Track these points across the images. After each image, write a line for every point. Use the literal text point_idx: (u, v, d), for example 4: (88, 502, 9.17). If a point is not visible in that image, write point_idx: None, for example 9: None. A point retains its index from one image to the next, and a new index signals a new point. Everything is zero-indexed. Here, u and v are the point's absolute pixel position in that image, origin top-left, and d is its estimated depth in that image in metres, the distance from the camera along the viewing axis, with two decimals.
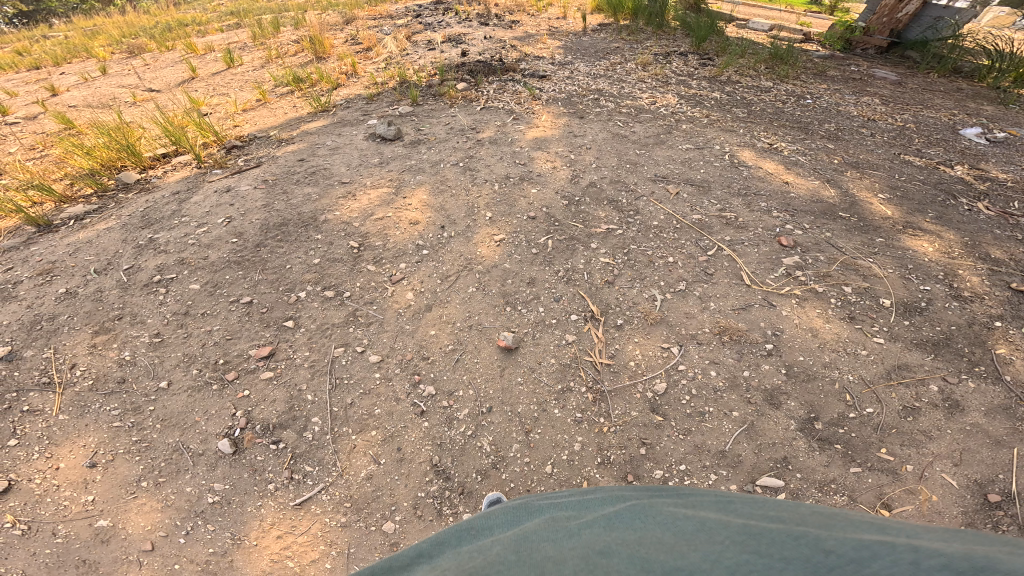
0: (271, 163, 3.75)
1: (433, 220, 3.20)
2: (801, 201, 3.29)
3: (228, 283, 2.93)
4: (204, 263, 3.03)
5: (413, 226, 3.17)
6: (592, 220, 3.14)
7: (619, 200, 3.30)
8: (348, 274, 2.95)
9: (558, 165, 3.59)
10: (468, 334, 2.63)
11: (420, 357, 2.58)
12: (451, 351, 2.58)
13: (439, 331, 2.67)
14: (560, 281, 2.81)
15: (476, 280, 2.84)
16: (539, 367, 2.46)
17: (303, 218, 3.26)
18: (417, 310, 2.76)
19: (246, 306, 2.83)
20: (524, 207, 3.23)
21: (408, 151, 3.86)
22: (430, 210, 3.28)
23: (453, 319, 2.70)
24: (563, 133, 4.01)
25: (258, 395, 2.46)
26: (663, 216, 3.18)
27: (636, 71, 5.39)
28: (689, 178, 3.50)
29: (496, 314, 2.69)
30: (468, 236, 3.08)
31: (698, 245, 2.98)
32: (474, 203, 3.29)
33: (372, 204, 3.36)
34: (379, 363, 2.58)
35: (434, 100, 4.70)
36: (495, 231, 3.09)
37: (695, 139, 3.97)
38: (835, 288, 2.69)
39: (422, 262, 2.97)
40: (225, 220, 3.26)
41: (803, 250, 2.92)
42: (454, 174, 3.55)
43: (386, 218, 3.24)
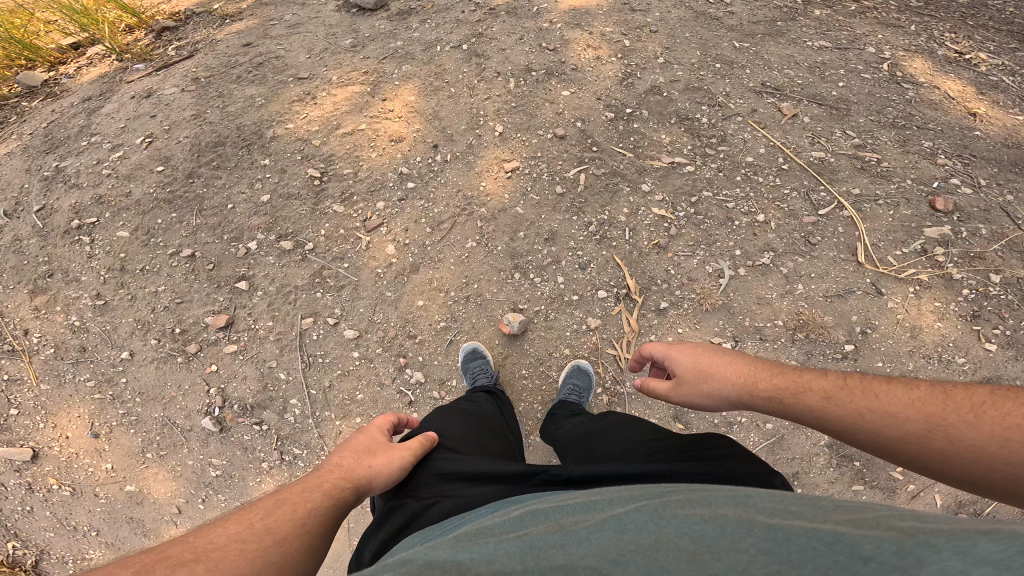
0: (209, 51, 2.84)
1: (423, 134, 2.33)
2: (961, 129, 2.26)
3: (162, 229, 2.24)
4: (126, 201, 2.32)
5: (396, 144, 2.33)
6: (643, 143, 2.23)
7: (696, 118, 2.30)
8: (308, 216, 2.20)
9: (603, 55, 2.53)
10: (465, 309, 1.95)
11: (406, 335, 1.94)
12: (444, 328, 1.93)
13: (430, 301, 1.98)
14: (601, 240, 1.99)
15: (477, 231, 2.05)
16: (551, 359, 1.85)
17: (242, 134, 2.44)
18: (401, 271, 2.05)
19: (188, 260, 2.17)
20: (548, 117, 2.29)
21: (394, 24, 2.82)
22: (419, 117, 2.39)
23: (447, 287, 1.99)
24: (614, 3, 2.85)
25: (228, 370, 1.94)
26: (762, 146, 2.21)
27: None
28: (815, 96, 2.40)
29: (502, 284, 1.96)
30: (469, 162, 2.20)
31: (809, 198, 2.06)
32: (481, 108, 2.35)
33: (340, 111, 2.47)
34: (357, 340, 1.96)
35: None
36: (509, 152, 2.20)
37: (834, 33, 2.70)
38: (980, 275, 1.85)
39: (408, 197, 2.18)
40: (145, 140, 2.48)
41: (959, 215, 1.99)
42: (457, 63, 2.55)
43: (359, 131, 2.39)
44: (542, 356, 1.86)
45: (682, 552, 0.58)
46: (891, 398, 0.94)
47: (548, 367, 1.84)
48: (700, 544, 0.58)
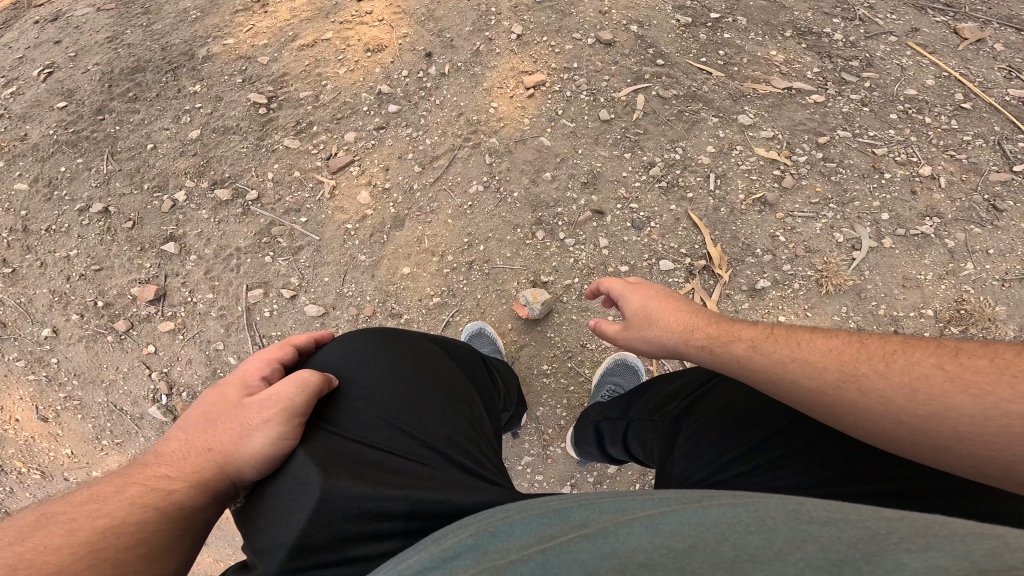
0: None
1: (413, 41, 1.70)
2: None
3: (68, 178, 1.65)
4: (21, 146, 1.72)
5: (374, 55, 1.71)
6: (736, 56, 1.56)
7: (830, 34, 1.59)
8: (254, 154, 1.61)
9: None
10: (464, 279, 1.40)
11: (391, 312, 1.40)
12: (440, 307, 1.39)
13: (420, 270, 1.42)
14: (675, 191, 1.39)
15: (486, 167, 1.47)
16: (583, 351, 1.31)
17: (168, 55, 1.82)
18: (378, 229, 1.47)
19: (102, 217, 1.59)
20: (587, 17, 1.63)
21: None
22: (408, 21, 1.76)
23: (443, 250, 1.42)
24: None
25: (170, 353, 1.42)
26: (930, 76, 1.50)
27: None
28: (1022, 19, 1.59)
29: (514, 247, 1.39)
30: (474, 77, 1.59)
31: (1001, 146, 1.38)
32: (492, 4, 1.69)
33: (299, 18, 1.84)
34: (325, 319, 1.41)
35: None
36: (530, 63, 1.58)
37: None
38: None
39: (389, 126, 1.58)
40: (43, 70, 1.86)
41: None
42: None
43: (323, 44, 1.77)
44: (571, 349, 1.32)
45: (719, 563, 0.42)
46: (819, 346, 0.69)
47: (578, 360, 1.31)
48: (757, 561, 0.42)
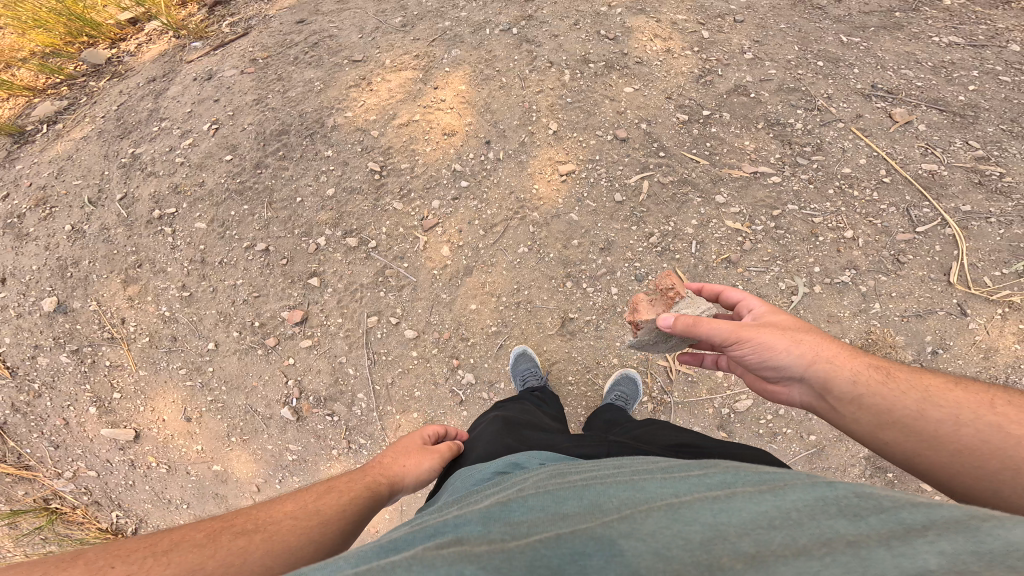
0: (264, 28, 2.97)
1: (475, 129, 2.28)
2: (1003, 64, 2.18)
3: (236, 221, 2.30)
4: (201, 192, 2.39)
5: (448, 139, 2.29)
6: (718, 146, 2.08)
7: (789, 121, 2.12)
8: (370, 212, 2.21)
9: (671, 39, 2.40)
10: (515, 314, 1.93)
11: (459, 336, 1.96)
12: (495, 332, 1.93)
13: (482, 305, 1.97)
14: (665, 254, 1.91)
15: (528, 236, 2.01)
16: (598, 367, 1.85)
17: (305, 121, 2.48)
18: (455, 274, 2.04)
19: (263, 254, 2.22)
20: (608, 116, 2.18)
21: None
22: (471, 110, 2.34)
23: (498, 291, 1.97)
24: None
25: (303, 364, 2.02)
26: (864, 155, 2.02)
27: None
28: (938, 98, 2.12)
29: (551, 292, 1.93)
30: (522, 163, 2.15)
31: (909, 213, 1.88)
32: (533, 102, 2.26)
33: (395, 100, 2.47)
34: (415, 340, 1.98)
35: None
36: (563, 154, 2.13)
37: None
38: None
39: (461, 197, 2.16)
40: (210, 126, 2.56)
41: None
42: (503, 42, 2.50)
43: (415, 123, 2.38)
44: (587, 364, 1.85)
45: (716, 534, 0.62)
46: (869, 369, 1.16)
47: (594, 373, 1.84)
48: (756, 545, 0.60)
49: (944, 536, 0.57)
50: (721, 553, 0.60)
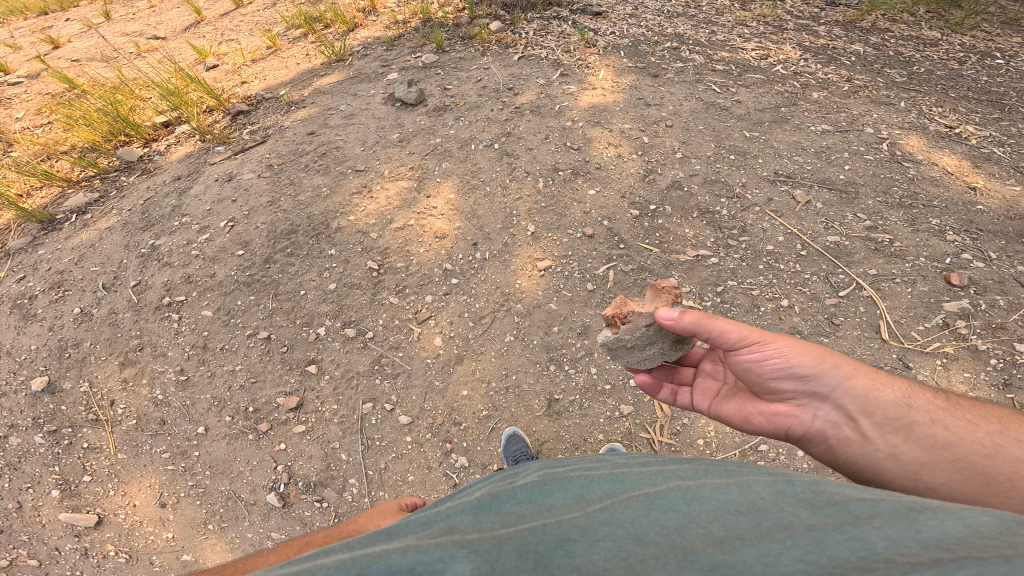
0: (278, 138, 3.40)
1: (462, 233, 2.62)
2: (865, 145, 2.93)
3: (242, 310, 2.47)
4: (212, 282, 2.60)
5: (440, 241, 2.60)
6: (666, 235, 2.50)
7: (716, 210, 2.60)
8: (369, 305, 2.42)
9: (624, 152, 2.91)
10: (505, 398, 2.08)
11: (453, 423, 2.05)
12: (486, 416, 2.05)
13: (473, 391, 2.11)
14: None
15: (514, 326, 2.26)
16: (585, 443, 1.95)
17: (313, 223, 2.77)
18: (448, 361, 2.20)
19: (264, 341, 2.35)
20: (576, 217, 2.59)
21: (431, 121, 3.32)
22: (459, 216, 2.70)
23: (488, 377, 2.14)
24: (631, 99, 3.31)
25: (294, 449, 2.03)
26: (780, 234, 2.47)
27: (731, 4, 4.66)
28: (826, 179, 2.72)
29: (537, 376, 2.11)
30: (507, 260, 2.48)
31: (829, 280, 2.27)
32: (514, 208, 2.67)
33: (392, 207, 2.80)
34: (409, 425, 2.06)
35: (464, 45, 4.11)
36: (540, 252, 2.48)
37: (834, 114, 3.18)
38: (1009, 345, 1.97)
39: (452, 292, 2.41)
40: (228, 224, 2.85)
41: (979, 289, 2.16)
42: (486, 157, 2.97)
43: (409, 228, 2.68)
44: (574, 441, 1.95)
45: (691, 524, 0.80)
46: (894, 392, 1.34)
47: (582, 450, 1.93)
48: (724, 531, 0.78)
49: (881, 526, 0.77)
50: (695, 537, 0.77)
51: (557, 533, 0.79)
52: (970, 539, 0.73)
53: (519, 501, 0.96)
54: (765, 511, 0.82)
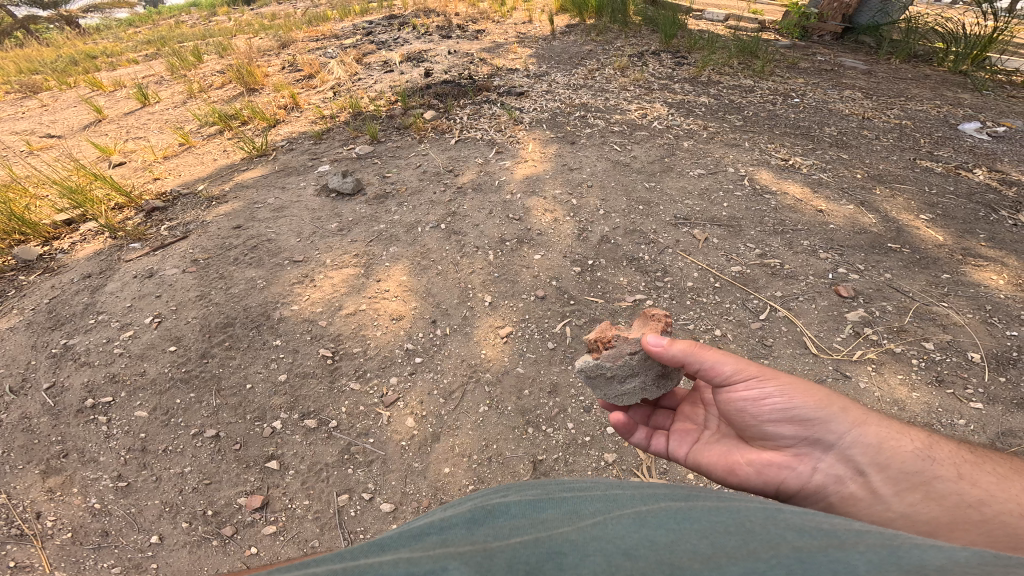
0: (201, 234, 3.40)
1: (420, 312, 2.71)
2: (732, 183, 3.52)
3: (182, 409, 2.37)
4: (143, 381, 2.49)
5: (397, 322, 2.67)
6: (603, 283, 2.73)
7: (640, 257, 2.88)
8: (327, 394, 2.39)
9: (559, 216, 3.17)
10: (489, 470, 2.08)
11: (440, 503, 2.00)
12: (473, 490, 2.02)
13: (455, 468, 2.10)
14: None
15: (486, 396, 2.32)
16: None
17: (251, 314, 2.76)
18: (423, 442, 2.20)
19: (212, 439, 2.25)
20: (528, 282, 2.77)
21: (375, 209, 3.45)
22: (414, 296, 2.79)
23: (468, 451, 2.14)
24: (557, 166, 3.65)
25: (269, 551, 1.89)
26: (695, 271, 2.78)
27: (618, 78, 5.39)
28: (712, 218, 3.17)
29: (517, 440, 2.16)
30: (468, 332, 2.58)
31: (748, 306, 2.55)
32: (468, 282, 2.82)
33: (341, 293, 2.86)
34: (393, 513, 1.99)
35: (402, 134, 4.36)
36: (500, 319, 2.61)
37: (702, 160, 3.80)
38: (915, 346, 2.27)
39: (418, 372, 2.45)
40: (153, 319, 2.78)
41: (865, 299, 2.53)
42: (435, 238, 3.12)
43: (362, 312, 2.74)
44: None
45: (684, 543, 1.02)
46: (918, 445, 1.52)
47: None
48: (714, 548, 0.99)
49: (862, 549, 0.96)
50: (684, 554, 0.99)
51: (550, 549, 1.02)
52: (946, 565, 0.89)
53: (518, 518, 1.21)
54: (756, 534, 1.04)
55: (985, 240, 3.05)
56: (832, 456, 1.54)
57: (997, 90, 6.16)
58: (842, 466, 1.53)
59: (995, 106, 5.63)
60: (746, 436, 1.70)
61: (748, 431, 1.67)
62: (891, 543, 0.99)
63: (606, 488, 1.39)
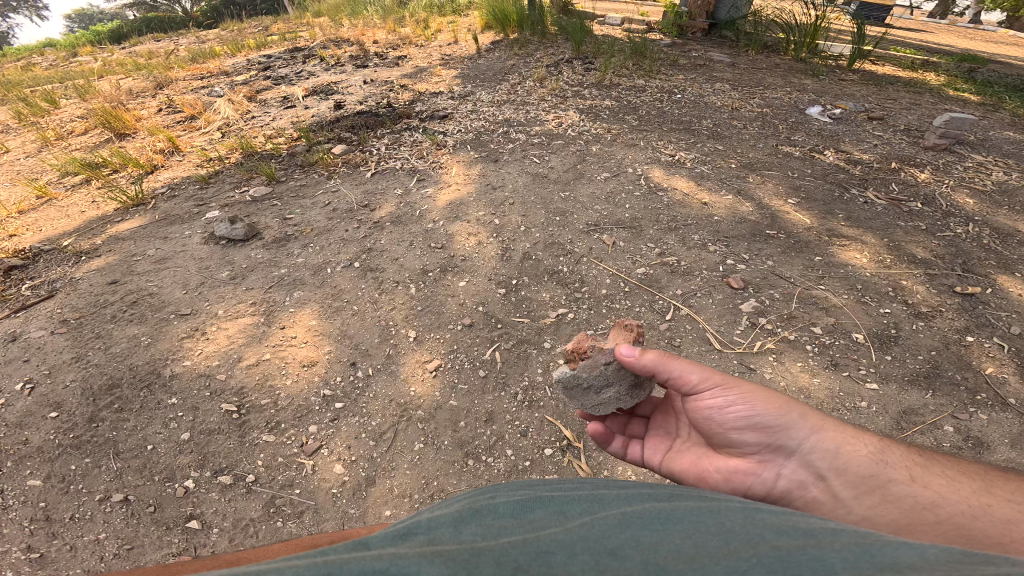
0: (71, 292, 3.09)
1: (336, 354, 2.58)
2: (632, 183, 3.64)
3: (81, 475, 2.10)
4: (30, 450, 2.20)
5: (309, 368, 2.53)
6: (524, 300, 2.75)
7: (560, 269, 2.91)
8: (238, 448, 2.21)
9: (483, 238, 3.16)
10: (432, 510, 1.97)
11: None
12: None
13: (396, 509, 1.99)
14: (542, 408, 2.29)
15: (421, 433, 2.22)
16: None
17: (137, 373, 2.52)
18: (357, 486, 2.07)
19: (124, 503, 2.01)
20: (453, 310, 2.73)
21: (274, 252, 3.29)
22: (327, 339, 2.66)
23: (409, 490, 2.03)
24: (480, 187, 3.65)
25: None
26: (608, 278, 2.83)
27: (537, 89, 5.53)
28: (618, 221, 3.26)
29: (458, 474, 2.07)
30: (394, 370, 2.48)
31: (655, 307, 2.62)
32: (389, 319, 2.72)
33: (236, 344, 2.68)
34: None
35: (305, 172, 4.22)
36: (426, 353, 2.53)
37: (608, 163, 3.90)
38: (805, 331, 2.38)
39: (342, 417, 2.32)
40: (26, 385, 2.48)
41: (754, 288, 2.67)
42: (348, 277, 3.00)
43: (265, 362, 2.57)
44: None
45: (666, 542, 1.05)
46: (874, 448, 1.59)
47: None
48: (696, 548, 1.03)
49: (836, 547, 1.02)
50: (668, 554, 1.01)
51: (537, 548, 1.02)
52: (918, 562, 0.95)
53: (502, 518, 1.20)
54: (738, 532, 1.08)
55: (843, 220, 3.39)
56: (794, 462, 1.61)
57: (831, 75, 7.57)
58: (804, 471, 1.60)
59: (829, 90, 6.88)
60: (713, 443, 1.77)
61: (714, 438, 1.74)
62: (866, 541, 1.04)
63: (591, 492, 1.41)
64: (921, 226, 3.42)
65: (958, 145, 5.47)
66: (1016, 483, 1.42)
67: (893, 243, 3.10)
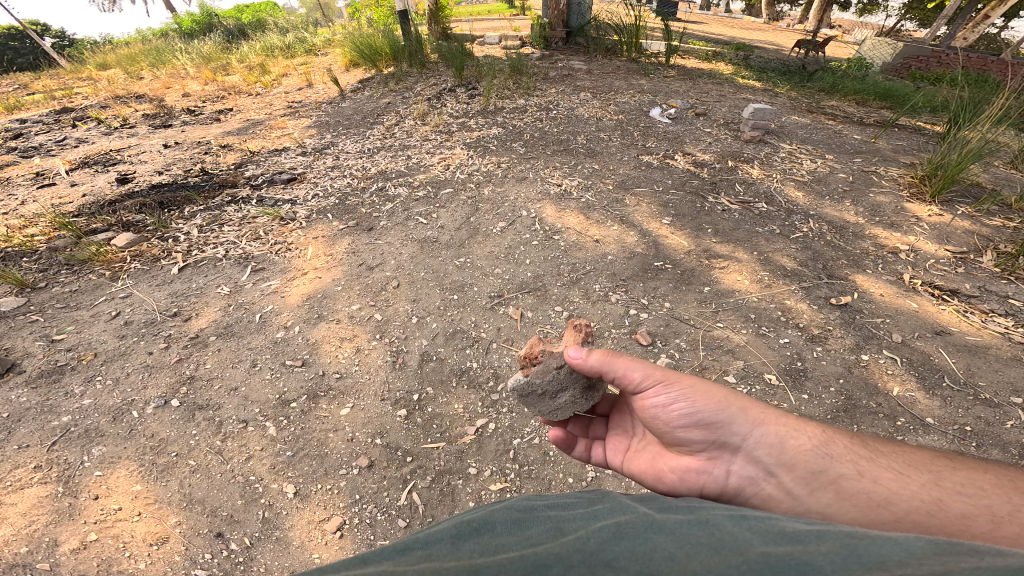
0: None
1: (195, 524, 2.00)
2: (528, 231, 3.56)
3: None
4: None
5: (158, 548, 1.92)
6: (436, 417, 2.43)
7: (469, 365, 2.67)
8: None
9: (366, 342, 2.80)
10: None
11: None
12: None
13: None
14: None
15: None
16: None
17: None
18: None
19: None
20: (341, 450, 2.28)
21: (43, 394, 2.55)
22: (170, 508, 2.05)
23: None
24: (355, 267, 3.34)
25: None
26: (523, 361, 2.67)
27: (418, 127, 5.45)
28: (522, 284, 3.13)
29: None
30: (278, 539, 1.98)
31: None
32: (249, 472, 2.19)
33: (34, 527, 1.97)
34: None
35: (72, 271, 3.51)
36: (320, 509, 2.07)
37: (501, 208, 3.82)
38: (723, 383, 2.49)
39: None
40: None
41: (661, 341, 2.72)
42: (166, 420, 2.41)
43: (94, 543, 1.92)
44: None
45: (658, 553, 0.92)
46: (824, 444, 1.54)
47: None
48: (690, 558, 0.90)
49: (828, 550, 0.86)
50: (660, 565, 0.89)
51: (535, 563, 0.92)
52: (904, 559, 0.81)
53: (501, 534, 1.10)
54: (730, 538, 0.94)
55: (713, 236, 3.65)
56: (741, 458, 1.56)
57: (658, 71, 8.37)
58: (753, 467, 1.55)
59: (663, 87, 7.55)
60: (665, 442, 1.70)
61: (664, 438, 1.67)
62: (848, 538, 0.90)
63: (588, 499, 1.26)
64: (774, 230, 3.82)
65: (768, 134, 6.16)
66: (965, 472, 1.36)
67: (762, 255, 3.43)
